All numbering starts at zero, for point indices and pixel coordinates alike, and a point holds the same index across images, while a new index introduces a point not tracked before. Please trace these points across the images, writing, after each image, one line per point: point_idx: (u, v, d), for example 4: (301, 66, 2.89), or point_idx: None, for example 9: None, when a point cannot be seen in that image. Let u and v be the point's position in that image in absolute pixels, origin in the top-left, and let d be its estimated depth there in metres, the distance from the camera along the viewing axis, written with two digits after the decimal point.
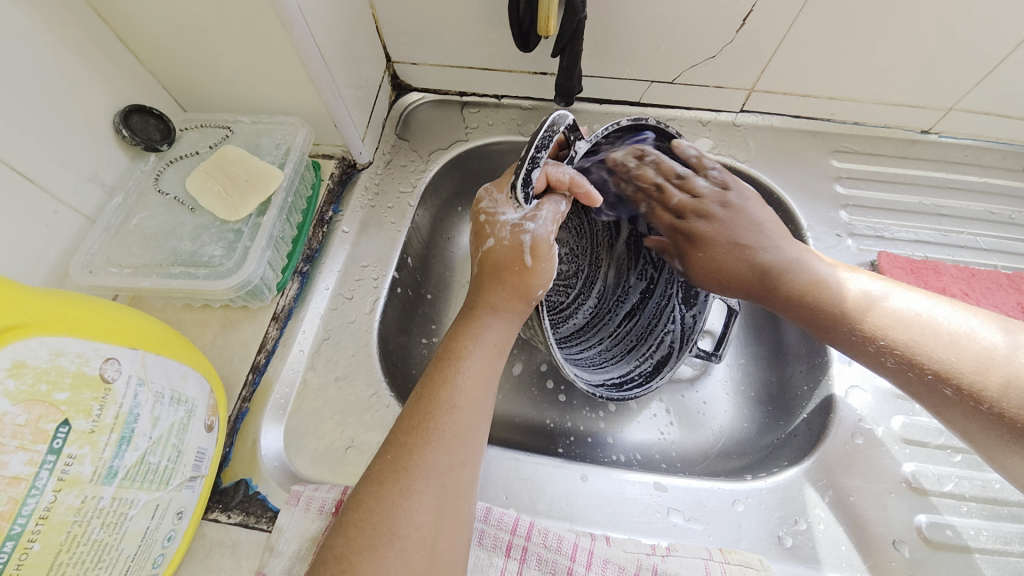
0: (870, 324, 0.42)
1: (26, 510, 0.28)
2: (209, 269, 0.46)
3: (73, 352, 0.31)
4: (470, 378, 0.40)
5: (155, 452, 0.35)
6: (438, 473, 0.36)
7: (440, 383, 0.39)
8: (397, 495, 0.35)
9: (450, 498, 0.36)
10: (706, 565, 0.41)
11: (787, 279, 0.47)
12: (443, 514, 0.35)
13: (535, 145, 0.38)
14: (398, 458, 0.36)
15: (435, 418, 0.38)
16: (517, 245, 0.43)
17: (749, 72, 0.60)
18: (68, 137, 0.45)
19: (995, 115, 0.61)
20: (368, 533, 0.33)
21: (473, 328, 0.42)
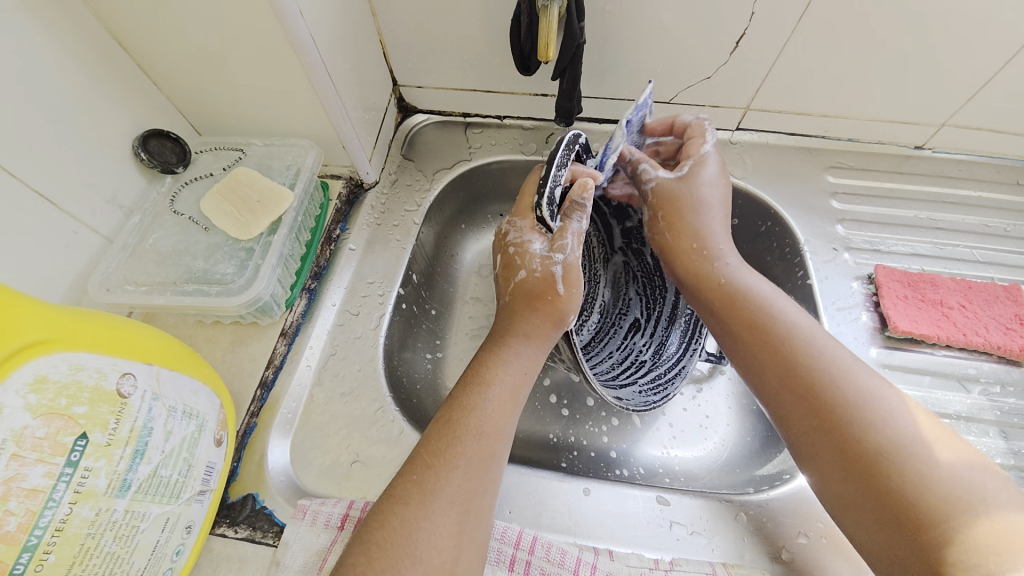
0: (813, 379, 0.40)
1: (43, 522, 0.29)
2: (221, 286, 0.47)
3: (91, 367, 0.32)
4: (496, 404, 0.41)
5: (167, 465, 0.36)
6: (460, 496, 0.37)
7: (468, 409, 0.40)
8: (420, 517, 0.35)
9: (472, 522, 0.37)
10: None
11: (800, 352, 0.42)
12: (463, 538, 0.36)
13: (552, 166, 0.44)
14: (423, 480, 0.37)
15: (462, 442, 0.38)
16: (547, 276, 0.44)
17: (743, 92, 0.61)
18: (88, 160, 0.47)
19: (986, 131, 0.62)
20: (389, 554, 0.34)
21: (501, 354, 0.43)
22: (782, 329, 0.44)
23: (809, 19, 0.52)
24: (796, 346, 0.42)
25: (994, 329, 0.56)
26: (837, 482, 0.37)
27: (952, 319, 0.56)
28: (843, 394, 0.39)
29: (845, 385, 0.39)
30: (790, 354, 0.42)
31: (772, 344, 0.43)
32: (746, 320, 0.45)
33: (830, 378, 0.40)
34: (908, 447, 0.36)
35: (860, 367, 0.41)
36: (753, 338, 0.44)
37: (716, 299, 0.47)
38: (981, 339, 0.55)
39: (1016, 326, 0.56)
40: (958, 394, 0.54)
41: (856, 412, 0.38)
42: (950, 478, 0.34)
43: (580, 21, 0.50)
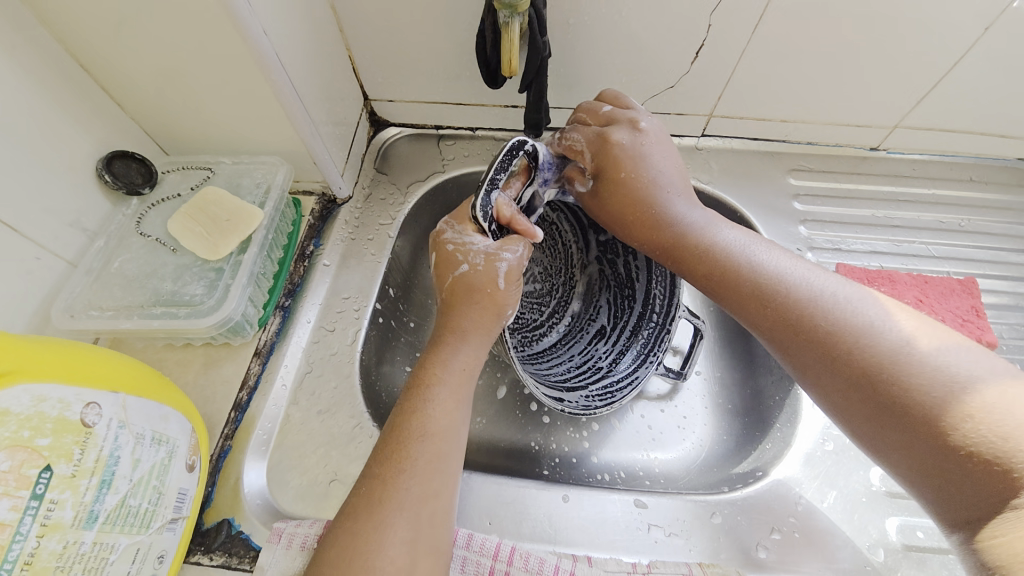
0: (812, 326, 0.40)
1: (9, 556, 0.29)
2: (190, 308, 0.46)
3: (54, 397, 0.31)
4: (439, 404, 0.40)
5: (136, 494, 0.35)
6: (411, 502, 0.37)
7: (409, 413, 0.40)
8: (371, 530, 0.35)
9: (425, 527, 0.37)
10: None
11: (785, 295, 0.42)
12: (418, 543, 0.36)
13: (493, 168, 0.43)
14: (372, 491, 0.37)
15: (406, 448, 0.38)
16: (490, 270, 0.44)
17: (706, 100, 0.63)
18: (49, 185, 0.46)
19: (936, 131, 0.65)
20: (343, 570, 0.34)
21: (442, 354, 0.43)
22: (763, 276, 0.44)
23: (764, 29, 0.55)
24: (770, 293, 0.43)
25: (953, 320, 0.58)
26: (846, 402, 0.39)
27: None
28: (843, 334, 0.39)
29: (838, 316, 0.40)
30: (759, 290, 0.43)
31: (749, 281, 0.44)
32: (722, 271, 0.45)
33: (823, 317, 0.40)
34: (923, 363, 0.36)
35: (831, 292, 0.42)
36: (741, 290, 0.44)
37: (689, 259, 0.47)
38: None
39: (973, 317, 0.59)
40: None
41: (861, 351, 0.38)
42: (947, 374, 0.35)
43: (543, 36, 0.51)
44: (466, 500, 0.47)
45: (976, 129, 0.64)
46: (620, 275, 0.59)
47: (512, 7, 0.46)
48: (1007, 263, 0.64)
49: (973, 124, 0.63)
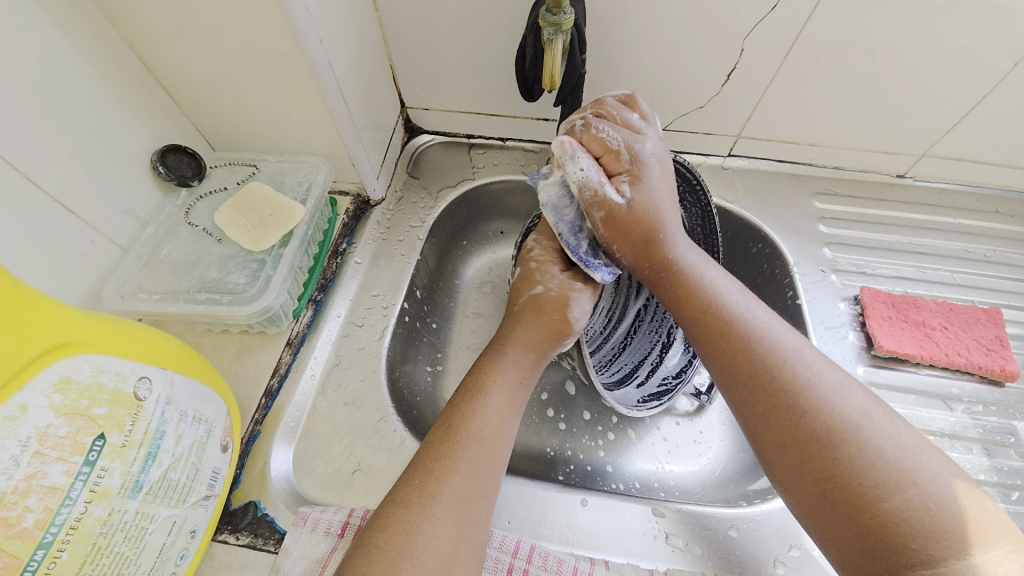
0: (789, 390, 0.39)
1: (59, 519, 0.29)
2: (233, 295, 0.48)
3: (111, 370, 0.33)
4: (493, 412, 0.43)
5: (176, 468, 0.37)
6: (459, 499, 0.38)
7: (466, 415, 0.42)
8: (419, 519, 0.36)
9: (469, 525, 0.38)
10: None
11: (795, 395, 0.39)
12: (460, 543, 0.37)
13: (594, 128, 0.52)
14: (424, 484, 0.38)
15: (458, 446, 0.40)
16: (563, 297, 0.50)
17: (735, 120, 0.65)
18: (109, 174, 0.49)
19: (965, 161, 0.66)
20: (390, 557, 0.34)
21: (499, 363, 0.46)
22: (772, 367, 0.40)
23: (795, 54, 0.56)
24: (789, 399, 0.39)
25: (976, 349, 0.58)
26: (788, 460, 0.38)
27: (934, 340, 0.58)
28: (851, 462, 0.35)
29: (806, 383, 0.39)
30: (771, 383, 0.40)
31: (735, 344, 0.42)
32: (728, 347, 0.42)
33: (826, 418, 0.37)
34: (897, 475, 0.34)
35: (842, 390, 0.39)
36: (749, 383, 0.41)
37: (714, 328, 0.43)
38: (962, 359, 0.57)
39: (997, 347, 0.58)
40: (942, 413, 0.56)
41: (834, 432, 0.36)
42: (915, 471, 0.34)
43: (581, 54, 0.53)
44: None
45: (1005, 160, 0.64)
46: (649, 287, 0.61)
47: (557, 24, 0.47)
48: None
49: (1003, 155, 0.64)
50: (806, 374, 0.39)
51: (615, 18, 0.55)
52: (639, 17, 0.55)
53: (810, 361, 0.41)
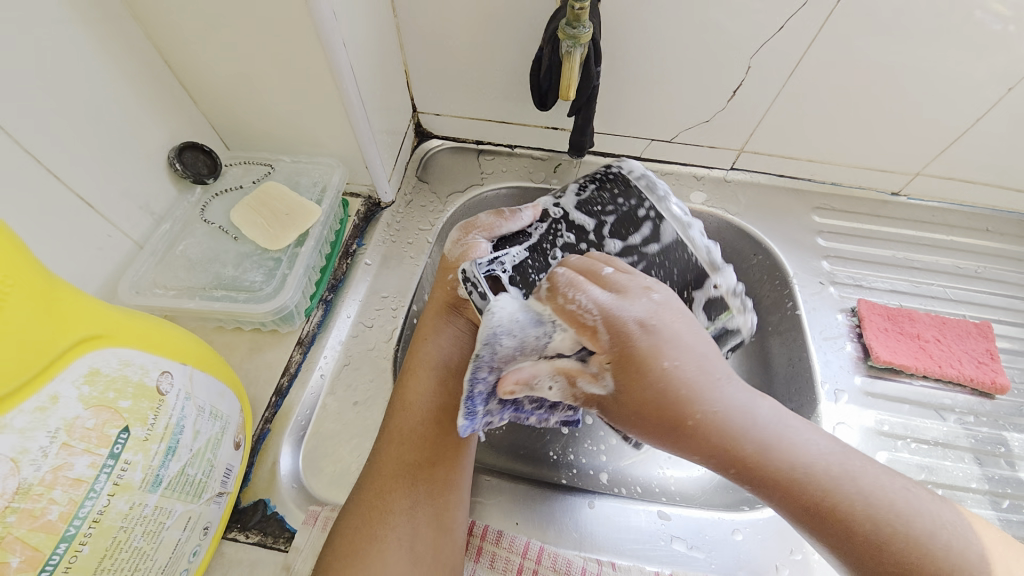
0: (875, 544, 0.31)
1: (82, 512, 0.29)
2: (249, 292, 0.49)
3: (137, 363, 0.33)
4: (438, 368, 0.47)
5: (193, 464, 0.37)
6: (409, 470, 0.42)
7: (410, 377, 0.47)
8: (376, 495, 0.41)
9: (431, 497, 0.42)
10: None
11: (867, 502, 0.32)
12: (417, 514, 0.41)
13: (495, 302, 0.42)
14: (377, 464, 0.43)
15: (405, 416, 0.45)
16: (461, 244, 0.51)
17: (738, 135, 0.67)
18: (128, 170, 0.49)
19: (958, 181, 0.68)
20: (353, 541, 0.39)
21: (433, 321, 0.50)
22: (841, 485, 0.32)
23: (799, 74, 0.59)
24: (876, 524, 0.31)
25: (967, 362, 0.60)
26: None
27: (928, 352, 0.60)
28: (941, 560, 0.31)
29: (865, 489, 0.32)
30: (845, 519, 0.32)
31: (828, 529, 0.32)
32: (791, 495, 0.32)
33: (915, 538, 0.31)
34: None
35: (904, 488, 0.33)
36: (830, 523, 0.32)
37: (763, 472, 0.32)
38: (955, 371, 0.59)
39: (987, 359, 0.60)
40: (935, 422, 0.58)
41: (920, 548, 0.31)
42: None
43: (596, 66, 0.54)
44: (494, 500, 0.49)
45: (994, 181, 0.67)
46: None
47: (574, 38, 0.49)
48: (1022, 311, 0.66)
49: (993, 175, 0.66)
50: (868, 482, 0.33)
51: (629, 32, 0.57)
52: (651, 32, 0.56)
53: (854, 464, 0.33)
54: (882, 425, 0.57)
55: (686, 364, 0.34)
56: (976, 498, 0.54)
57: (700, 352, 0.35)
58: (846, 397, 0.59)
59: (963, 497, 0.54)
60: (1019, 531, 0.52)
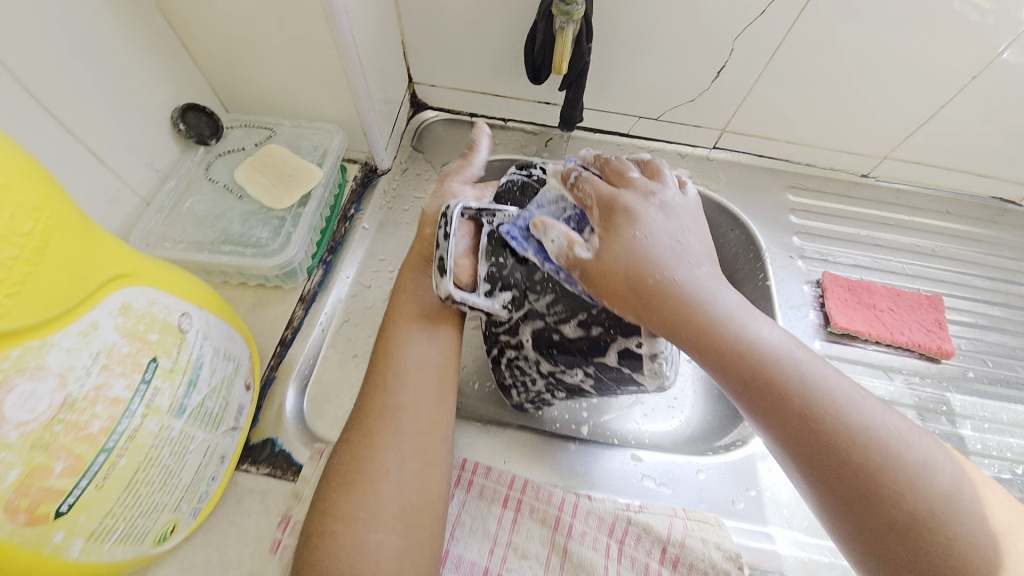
0: (806, 422, 0.37)
1: (119, 428, 0.32)
2: (256, 248, 0.52)
3: (162, 303, 0.36)
4: (416, 319, 0.50)
5: (211, 398, 0.40)
6: (393, 410, 0.45)
7: (392, 325, 0.50)
8: (362, 437, 0.44)
9: (421, 436, 0.45)
10: (671, 520, 0.47)
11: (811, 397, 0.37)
12: (405, 450, 0.44)
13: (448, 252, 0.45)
14: (362, 407, 0.46)
15: (387, 361, 0.48)
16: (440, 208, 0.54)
17: (721, 115, 0.71)
18: (134, 127, 0.51)
19: (921, 165, 0.73)
20: (342, 476, 0.43)
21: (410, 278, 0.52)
22: (783, 383, 0.38)
23: (779, 57, 0.62)
24: (807, 408, 0.37)
25: (917, 330, 0.66)
26: (821, 481, 0.36)
27: (882, 320, 0.65)
28: (864, 448, 0.35)
29: (810, 385, 0.37)
30: (808, 418, 0.37)
31: (771, 401, 0.37)
32: (756, 380, 0.38)
33: (850, 425, 0.36)
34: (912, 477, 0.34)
35: (852, 390, 0.38)
36: (779, 413, 0.37)
37: (674, 320, 0.40)
38: (905, 338, 0.65)
39: (936, 328, 0.66)
40: (883, 381, 0.64)
41: (846, 433, 0.36)
42: (933, 482, 0.34)
43: (588, 43, 0.57)
44: (482, 443, 0.53)
45: (954, 165, 0.72)
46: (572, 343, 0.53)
47: (568, 15, 0.52)
48: (971, 287, 0.72)
49: (954, 160, 0.71)
50: (809, 373, 0.38)
51: (620, 11, 0.59)
52: (641, 11, 0.59)
53: (809, 361, 0.39)
54: None
55: (652, 238, 0.43)
56: None
57: (698, 245, 0.44)
58: None
59: None
60: None
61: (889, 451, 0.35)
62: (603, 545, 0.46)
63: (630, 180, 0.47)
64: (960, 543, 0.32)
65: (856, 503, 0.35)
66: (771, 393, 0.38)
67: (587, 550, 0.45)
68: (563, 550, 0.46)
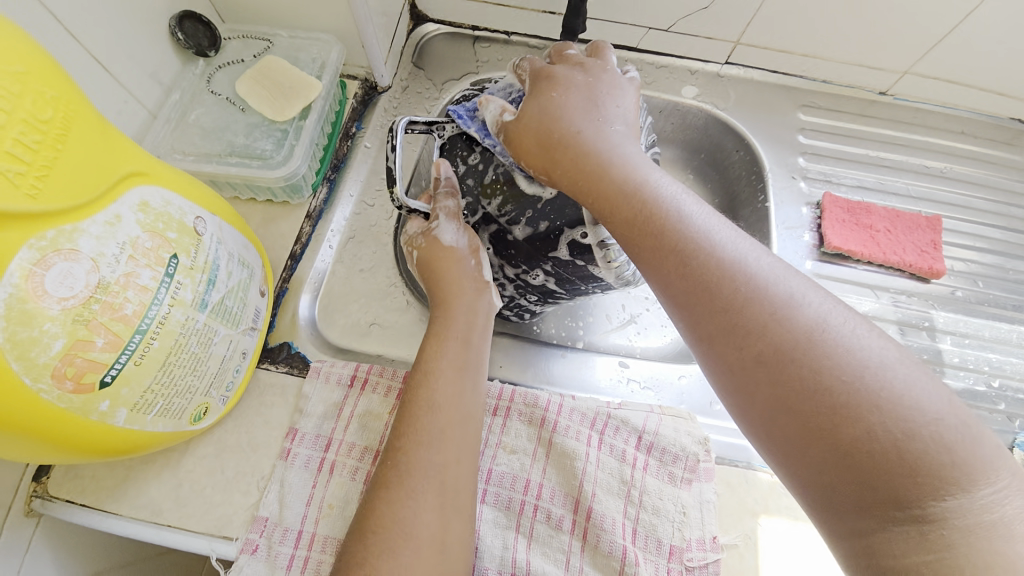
0: (714, 297, 0.35)
1: (150, 314, 0.36)
2: (261, 160, 0.53)
3: (177, 206, 0.39)
4: (461, 274, 0.53)
5: (229, 298, 0.44)
6: (447, 363, 0.47)
7: (438, 278, 0.53)
8: (421, 393, 0.45)
9: (461, 384, 0.47)
10: (647, 414, 0.53)
11: (721, 272, 0.35)
12: (460, 406, 0.46)
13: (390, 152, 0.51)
14: (424, 364, 0.48)
15: (450, 313, 0.51)
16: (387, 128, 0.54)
17: (735, 25, 0.67)
18: (134, 35, 0.51)
19: (944, 81, 0.70)
20: (410, 431, 0.44)
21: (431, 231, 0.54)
22: (701, 260, 0.36)
23: None
24: (718, 280, 0.35)
25: (912, 250, 0.66)
26: (731, 367, 0.34)
27: (877, 240, 0.66)
28: (774, 324, 0.33)
29: (719, 257, 0.36)
30: (718, 293, 0.35)
31: (683, 273, 0.36)
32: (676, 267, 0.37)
33: (756, 301, 0.34)
34: (821, 352, 0.32)
35: (771, 267, 0.36)
36: (690, 295, 0.36)
37: (597, 196, 0.42)
38: (897, 258, 0.66)
39: (930, 249, 0.66)
40: (868, 299, 0.66)
41: (759, 306, 0.34)
42: (849, 354, 0.31)
43: None
44: None
45: (977, 83, 0.69)
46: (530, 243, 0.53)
47: None
48: (976, 212, 0.71)
49: (980, 75, 0.68)
50: (722, 248, 0.37)
51: None
52: None
53: (727, 238, 0.37)
54: None
55: (568, 98, 0.46)
56: None
57: (618, 109, 0.46)
58: None
59: None
60: None
61: (803, 324, 0.33)
62: (585, 436, 0.51)
63: (568, 57, 0.50)
64: (882, 427, 0.29)
65: (773, 388, 0.32)
66: (683, 261, 0.37)
67: (571, 440, 0.51)
68: (549, 442, 0.51)
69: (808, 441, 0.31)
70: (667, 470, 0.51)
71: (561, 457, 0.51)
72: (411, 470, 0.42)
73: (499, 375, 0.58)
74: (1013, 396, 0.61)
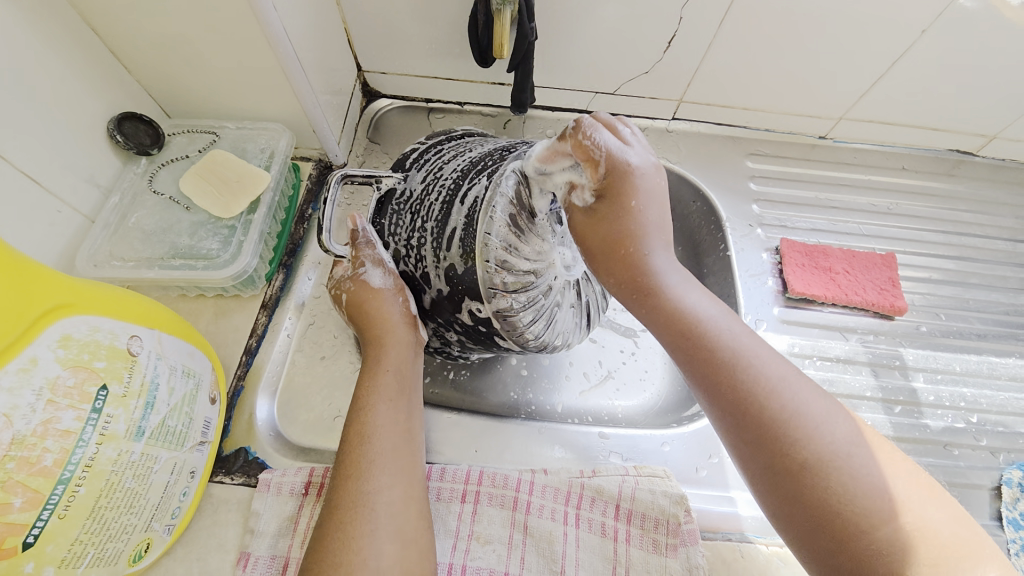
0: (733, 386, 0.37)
1: (75, 458, 0.33)
2: (207, 260, 0.52)
3: (106, 329, 0.36)
4: (388, 310, 0.49)
5: (172, 417, 0.41)
6: (387, 404, 0.46)
7: (365, 312, 0.49)
8: (362, 433, 0.44)
9: (406, 425, 0.47)
10: (622, 479, 0.50)
11: (770, 397, 0.36)
12: (400, 447, 0.45)
13: (324, 208, 0.48)
14: (356, 403, 0.46)
15: (383, 351, 0.48)
16: (355, 236, 0.50)
17: (677, 86, 0.70)
18: (67, 143, 0.49)
19: (877, 123, 0.74)
20: (347, 471, 0.42)
21: (363, 279, 0.50)
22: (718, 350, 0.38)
23: (728, 25, 0.61)
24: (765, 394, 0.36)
25: (871, 289, 0.68)
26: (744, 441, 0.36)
27: (837, 282, 0.68)
28: (796, 445, 0.35)
29: (779, 393, 0.36)
30: (761, 403, 0.36)
31: (739, 382, 0.37)
32: (685, 332, 0.39)
33: (804, 437, 0.35)
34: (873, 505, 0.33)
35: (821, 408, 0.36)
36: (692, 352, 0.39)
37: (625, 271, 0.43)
38: (859, 298, 0.67)
39: (889, 286, 0.68)
40: (839, 341, 0.66)
41: (790, 428, 0.35)
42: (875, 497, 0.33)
43: (531, 22, 0.55)
44: (455, 433, 0.55)
45: (910, 121, 0.73)
46: (445, 300, 0.47)
47: None
48: (926, 243, 0.74)
49: (909, 116, 0.72)
50: (764, 366, 0.38)
51: None
52: None
53: (762, 355, 0.38)
54: (793, 347, 0.65)
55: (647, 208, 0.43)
56: (871, 404, 0.63)
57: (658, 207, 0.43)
58: (765, 325, 0.66)
59: (858, 404, 0.62)
60: (907, 431, 0.61)
61: (833, 441, 0.35)
62: (560, 514, 0.49)
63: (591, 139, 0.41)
64: (852, 500, 0.33)
65: (768, 470, 0.35)
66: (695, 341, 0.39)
67: (545, 522, 0.48)
68: (523, 527, 0.48)
69: (812, 539, 0.34)
70: (650, 538, 0.48)
71: (540, 543, 0.48)
72: (343, 504, 0.41)
73: (470, 460, 0.54)
74: (991, 429, 0.62)
